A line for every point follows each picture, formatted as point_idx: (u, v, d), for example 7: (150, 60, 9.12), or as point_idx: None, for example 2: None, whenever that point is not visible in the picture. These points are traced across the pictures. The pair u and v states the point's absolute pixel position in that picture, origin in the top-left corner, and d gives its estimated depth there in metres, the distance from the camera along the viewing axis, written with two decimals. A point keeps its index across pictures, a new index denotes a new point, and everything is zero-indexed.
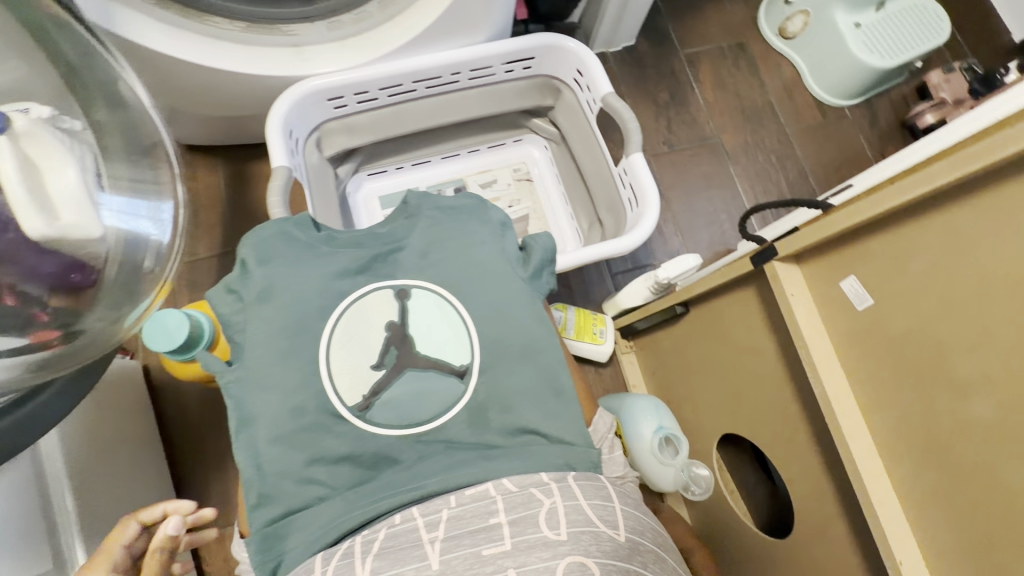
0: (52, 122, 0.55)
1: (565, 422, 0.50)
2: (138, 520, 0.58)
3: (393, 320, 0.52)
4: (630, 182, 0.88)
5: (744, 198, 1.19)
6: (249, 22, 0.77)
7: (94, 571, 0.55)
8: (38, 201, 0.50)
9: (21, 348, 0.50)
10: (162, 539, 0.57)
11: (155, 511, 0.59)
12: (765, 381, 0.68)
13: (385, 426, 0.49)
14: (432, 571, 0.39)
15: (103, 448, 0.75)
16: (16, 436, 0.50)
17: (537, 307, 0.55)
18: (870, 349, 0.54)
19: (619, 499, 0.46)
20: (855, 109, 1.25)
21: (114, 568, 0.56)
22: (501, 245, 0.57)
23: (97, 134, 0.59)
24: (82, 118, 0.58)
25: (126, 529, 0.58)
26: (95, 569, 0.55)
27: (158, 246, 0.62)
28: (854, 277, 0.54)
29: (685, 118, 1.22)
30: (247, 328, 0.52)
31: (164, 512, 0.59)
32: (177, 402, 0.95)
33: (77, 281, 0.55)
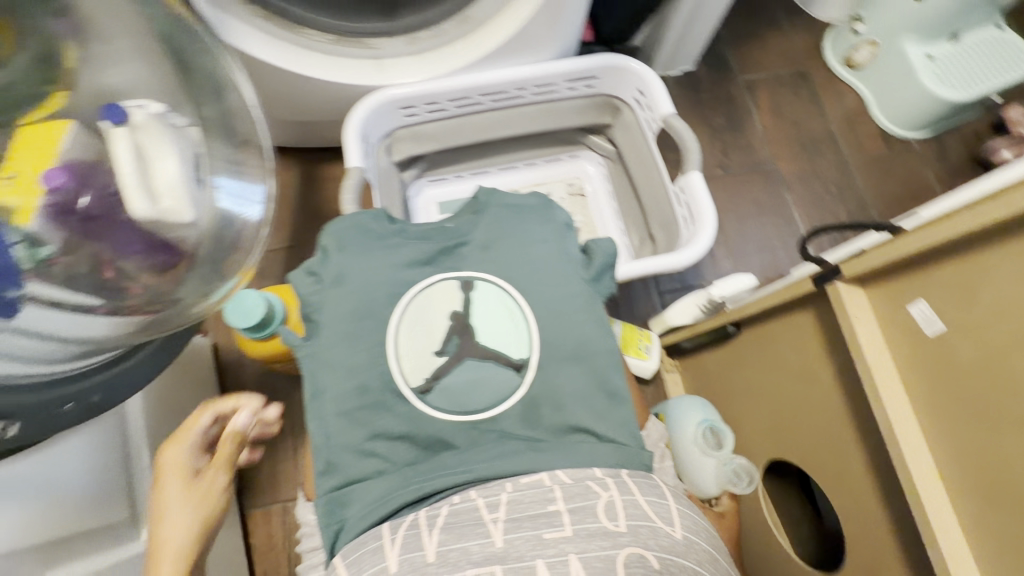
0: (163, 118, 0.63)
1: (617, 422, 0.52)
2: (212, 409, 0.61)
3: (457, 310, 0.56)
4: (686, 201, 0.89)
5: (800, 226, 1.17)
6: (337, 35, 0.83)
7: (173, 449, 0.58)
8: (143, 186, 0.58)
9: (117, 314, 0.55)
10: (235, 431, 0.61)
11: (227, 404, 0.62)
12: (819, 405, 0.67)
13: (442, 409, 0.51)
14: (496, 548, 0.40)
15: (173, 416, 0.81)
16: (113, 391, 0.54)
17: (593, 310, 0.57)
18: (938, 377, 0.52)
19: (674, 498, 0.46)
20: (923, 142, 1.22)
21: (191, 449, 0.59)
22: (563, 245, 0.59)
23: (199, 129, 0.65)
24: (188, 115, 0.65)
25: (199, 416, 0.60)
26: (175, 446, 0.58)
27: (248, 229, 0.65)
28: (924, 302, 0.53)
29: (741, 142, 1.22)
30: (321, 308, 0.56)
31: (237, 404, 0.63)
32: (238, 382, 1.01)
33: (166, 258, 0.59)
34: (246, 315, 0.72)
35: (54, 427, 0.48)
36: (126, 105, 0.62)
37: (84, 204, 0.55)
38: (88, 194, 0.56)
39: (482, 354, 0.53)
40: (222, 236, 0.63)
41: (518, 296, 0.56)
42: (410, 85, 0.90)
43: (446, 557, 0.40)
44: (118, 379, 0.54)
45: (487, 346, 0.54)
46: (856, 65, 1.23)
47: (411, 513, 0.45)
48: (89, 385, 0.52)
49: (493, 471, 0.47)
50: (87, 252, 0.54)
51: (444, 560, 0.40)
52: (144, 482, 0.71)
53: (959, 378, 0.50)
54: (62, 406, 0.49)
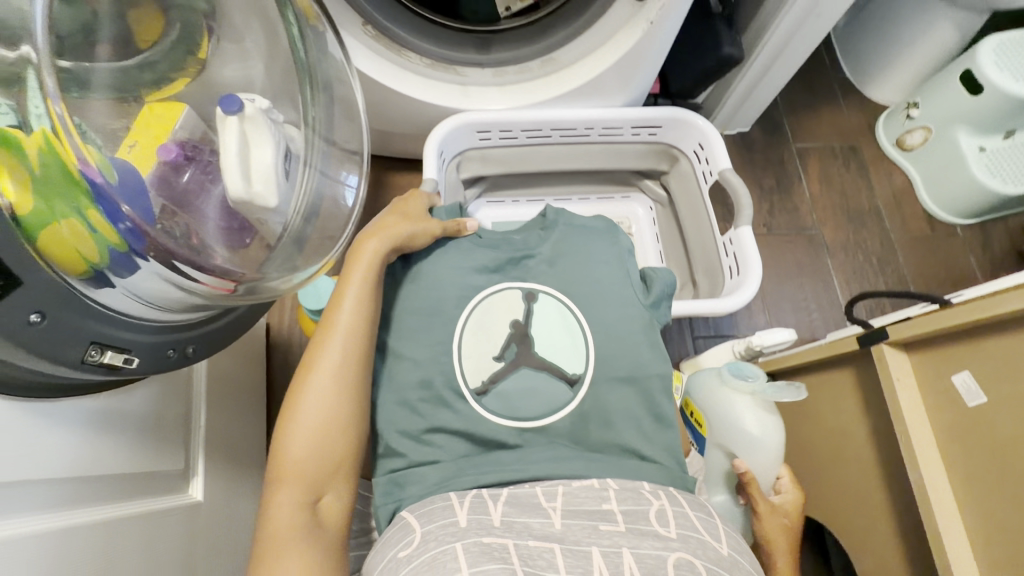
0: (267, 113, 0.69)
1: (663, 444, 0.55)
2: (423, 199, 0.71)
3: (518, 319, 0.62)
4: (734, 252, 0.93)
5: (838, 293, 1.20)
6: (433, 61, 0.91)
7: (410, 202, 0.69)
8: (241, 171, 0.64)
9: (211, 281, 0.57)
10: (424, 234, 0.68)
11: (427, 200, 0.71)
12: (851, 463, 0.68)
13: (496, 412, 0.56)
14: (555, 528, 0.45)
15: (228, 384, 0.86)
16: (202, 347, 0.59)
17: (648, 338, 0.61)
18: (975, 447, 0.55)
19: (722, 519, 0.49)
20: (968, 228, 1.25)
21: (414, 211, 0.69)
22: (628, 269, 0.64)
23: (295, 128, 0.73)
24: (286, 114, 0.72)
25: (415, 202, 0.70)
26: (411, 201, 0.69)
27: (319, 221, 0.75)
28: (968, 373, 0.55)
29: (787, 205, 1.26)
30: (399, 300, 0.62)
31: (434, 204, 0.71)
32: (282, 363, 1.06)
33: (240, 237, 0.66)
34: (316, 300, 0.79)
35: (156, 368, 0.53)
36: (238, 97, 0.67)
37: (185, 181, 0.62)
38: (191, 171, 0.63)
39: (538, 364, 0.60)
40: (304, 228, 0.73)
41: (576, 311, 0.62)
42: (490, 113, 0.97)
43: (512, 525, 0.44)
44: (211, 334, 0.60)
45: (542, 357, 0.60)
46: (908, 148, 1.27)
47: (474, 487, 0.50)
48: (191, 336, 0.57)
49: (545, 473, 0.51)
50: (181, 221, 0.59)
51: (509, 527, 0.44)
52: (199, 443, 0.75)
53: (994, 453, 0.53)
54: (168, 350, 0.54)
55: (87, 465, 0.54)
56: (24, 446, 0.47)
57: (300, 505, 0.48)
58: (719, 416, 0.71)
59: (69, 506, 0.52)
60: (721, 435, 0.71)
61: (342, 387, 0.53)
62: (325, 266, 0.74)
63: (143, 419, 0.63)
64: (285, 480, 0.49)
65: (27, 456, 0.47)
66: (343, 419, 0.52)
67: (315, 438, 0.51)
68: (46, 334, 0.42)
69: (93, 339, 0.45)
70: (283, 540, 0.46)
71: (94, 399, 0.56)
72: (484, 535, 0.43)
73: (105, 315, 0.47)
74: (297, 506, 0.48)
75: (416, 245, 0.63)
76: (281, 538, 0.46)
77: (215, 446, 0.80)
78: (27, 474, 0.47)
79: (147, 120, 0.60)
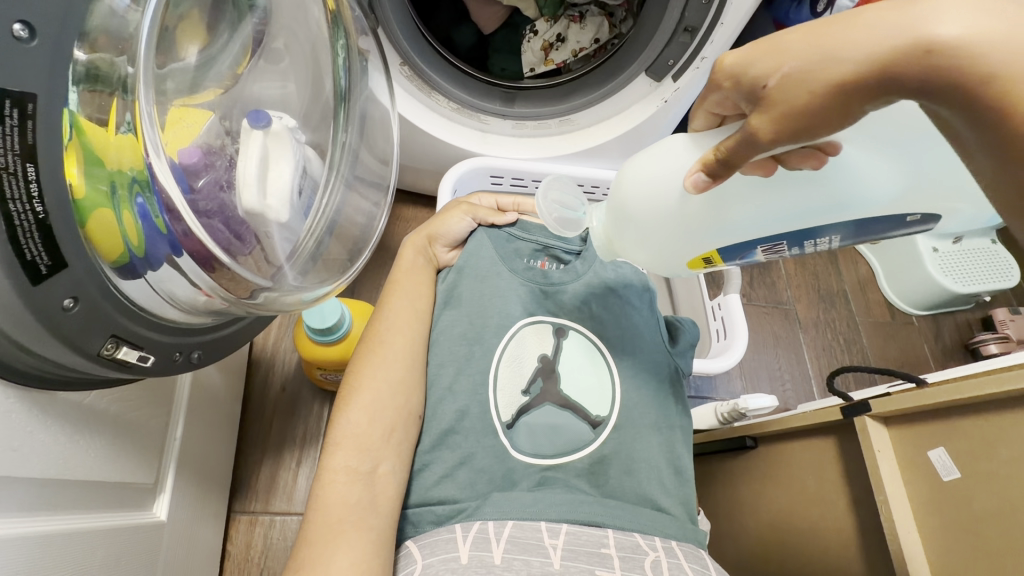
0: (292, 132, 0.68)
1: (665, 494, 0.59)
2: (509, 204, 0.75)
3: (547, 354, 0.64)
4: (722, 316, 0.96)
5: (808, 367, 1.28)
6: (459, 106, 0.95)
7: (490, 197, 0.76)
8: (258, 182, 0.61)
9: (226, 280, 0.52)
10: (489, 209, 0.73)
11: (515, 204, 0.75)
12: (827, 531, 0.72)
13: (523, 447, 0.59)
14: (554, 569, 0.48)
15: (208, 398, 0.81)
16: (211, 352, 0.57)
17: (660, 392, 0.65)
18: (949, 520, 0.59)
19: (714, 569, 0.54)
20: (923, 319, 1.37)
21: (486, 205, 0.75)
22: (654, 318, 0.69)
23: (317, 153, 0.72)
24: (308, 137, 0.72)
25: (494, 200, 0.75)
26: (490, 198, 0.76)
27: (323, 239, 0.72)
28: (943, 449, 0.60)
29: (765, 280, 1.33)
30: (435, 330, 0.66)
31: (510, 202, 0.75)
32: (261, 383, 1.00)
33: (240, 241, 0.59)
34: (320, 320, 0.79)
35: (159, 371, 0.51)
36: (266, 113, 0.66)
37: (201, 186, 0.56)
38: (206, 178, 0.57)
39: (564, 402, 0.62)
40: (316, 250, 0.72)
41: (608, 353, 0.66)
42: (509, 160, 0.99)
43: (512, 563, 0.48)
44: (216, 342, 0.58)
45: (566, 395, 0.62)
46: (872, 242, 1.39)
47: (481, 518, 0.53)
48: (198, 341, 0.55)
49: (561, 514, 0.53)
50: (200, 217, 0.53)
51: (509, 566, 0.47)
52: (172, 458, 0.70)
53: (975, 526, 0.57)
54: (176, 353, 0.52)
55: (69, 466, 0.50)
56: (17, 439, 0.44)
57: (352, 473, 0.53)
58: (636, 204, 0.53)
59: (35, 511, 0.47)
60: (712, 221, 0.52)
61: (388, 364, 0.60)
62: (335, 290, 0.73)
63: (128, 426, 0.60)
64: (338, 448, 0.54)
65: (17, 450, 0.44)
66: (391, 392, 0.58)
67: (366, 409, 0.56)
68: (75, 321, 0.40)
69: (114, 333, 0.44)
70: (335, 506, 0.51)
71: (94, 401, 0.53)
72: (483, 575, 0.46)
73: (129, 309, 0.46)
74: (348, 474, 0.53)
75: (450, 231, 0.71)
76: (332, 505, 0.51)
77: (188, 464, 0.76)
78: (11, 470, 0.43)
79: (177, 119, 0.55)
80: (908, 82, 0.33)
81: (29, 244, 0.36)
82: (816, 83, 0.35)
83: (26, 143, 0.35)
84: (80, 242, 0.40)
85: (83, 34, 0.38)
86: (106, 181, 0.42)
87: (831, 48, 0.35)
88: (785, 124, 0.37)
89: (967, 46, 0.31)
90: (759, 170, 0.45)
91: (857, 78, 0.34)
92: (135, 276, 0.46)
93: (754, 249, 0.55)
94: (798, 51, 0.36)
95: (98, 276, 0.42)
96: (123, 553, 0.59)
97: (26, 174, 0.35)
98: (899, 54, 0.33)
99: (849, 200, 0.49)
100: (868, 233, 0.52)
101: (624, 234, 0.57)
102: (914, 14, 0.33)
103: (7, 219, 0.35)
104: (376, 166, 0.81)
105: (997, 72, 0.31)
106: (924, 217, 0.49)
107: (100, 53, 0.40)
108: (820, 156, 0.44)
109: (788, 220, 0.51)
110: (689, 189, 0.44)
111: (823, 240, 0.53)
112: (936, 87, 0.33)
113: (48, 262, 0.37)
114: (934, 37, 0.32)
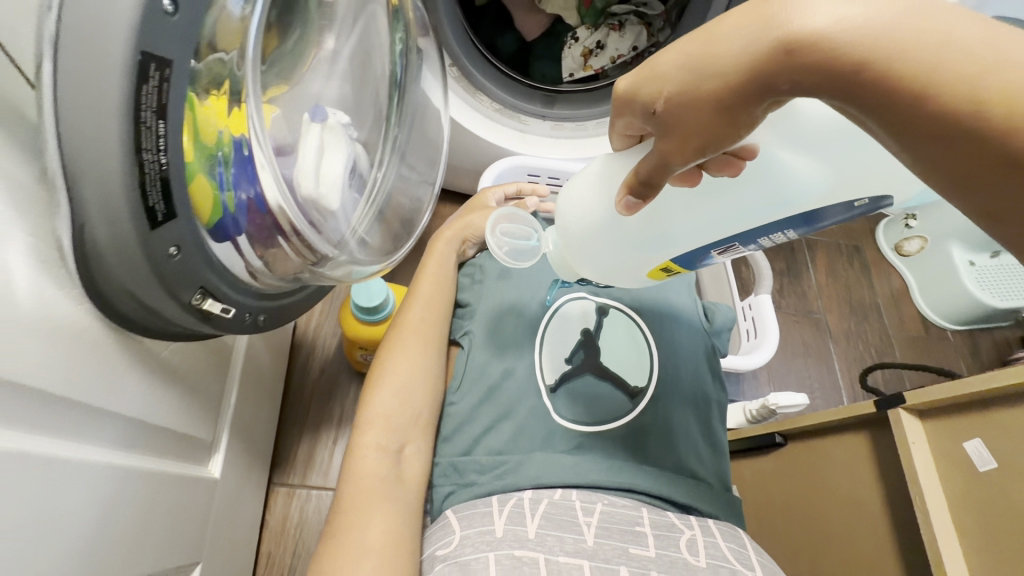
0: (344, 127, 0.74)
1: (701, 463, 0.62)
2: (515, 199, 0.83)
3: (588, 327, 0.67)
4: (752, 316, 0.98)
5: (839, 377, 1.27)
6: (502, 106, 1.00)
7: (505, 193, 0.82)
8: (323, 167, 0.67)
9: (272, 256, 0.61)
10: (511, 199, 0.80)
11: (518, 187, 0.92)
12: (860, 526, 0.72)
13: (563, 412, 0.61)
14: (588, 545, 0.50)
15: (256, 373, 0.86)
16: (271, 320, 0.62)
17: (693, 362, 0.67)
18: (980, 513, 0.59)
19: (754, 551, 0.55)
20: (958, 334, 1.35)
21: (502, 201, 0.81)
22: (691, 297, 0.73)
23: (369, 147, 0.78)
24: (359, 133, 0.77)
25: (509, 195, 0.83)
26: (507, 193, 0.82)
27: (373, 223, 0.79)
28: (979, 440, 0.60)
29: (796, 289, 1.34)
30: (484, 296, 0.71)
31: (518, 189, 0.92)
32: (305, 363, 1.05)
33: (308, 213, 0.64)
34: (365, 297, 0.83)
35: (231, 328, 0.56)
36: (325, 109, 0.71)
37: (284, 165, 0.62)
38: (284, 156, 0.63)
39: (602, 372, 0.64)
40: (369, 231, 0.78)
41: (644, 327, 0.68)
42: (546, 160, 1.01)
43: (545, 539, 0.50)
44: (280, 308, 0.63)
45: (607, 367, 0.64)
46: (905, 254, 1.38)
47: (523, 488, 0.56)
48: (264, 306, 0.60)
49: (600, 478, 0.57)
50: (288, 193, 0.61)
51: (543, 541, 0.49)
52: (226, 423, 0.75)
53: (1011, 516, 0.57)
54: (246, 314, 0.57)
55: (148, 412, 0.55)
56: (113, 377, 0.49)
57: (382, 450, 0.57)
58: (589, 224, 0.56)
59: (121, 448, 0.52)
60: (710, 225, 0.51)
61: (413, 353, 0.64)
62: (381, 270, 0.80)
63: (195, 384, 0.65)
64: (370, 427, 0.58)
65: (112, 387, 0.49)
66: (417, 378, 0.62)
67: (396, 391, 0.61)
68: (176, 265, 0.45)
69: (202, 285, 0.49)
70: (366, 481, 0.55)
71: (170, 355, 0.58)
72: (517, 547, 0.48)
73: (217, 266, 0.51)
74: (379, 451, 0.57)
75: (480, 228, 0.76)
76: (365, 479, 0.55)
77: (238, 431, 0.80)
78: (106, 403, 0.48)
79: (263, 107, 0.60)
80: (782, 83, 0.32)
81: (151, 192, 0.41)
82: (699, 103, 0.35)
83: (160, 102, 0.39)
84: (187, 198, 0.45)
85: (203, 39, 0.44)
86: (208, 154, 0.48)
87: (702, 63, 0.34)
88: (684, 145, 0.37)
89: (829, 38, 0.30)
90: (685, 182, 0.44)
91: (732, 88, 0.33)
92: (226, 239, 0.52)
93: (708, 254, 0.54)
94: (672, 71, 0.35)
95: (197, 232, 0.47)
96: (184, 502, 0.64)
97: (157, 129, 0.40)
98: (761, 57, 0.32)
99: (790, 192, 0.46)
100: (821, 222, 0.48)
101: (573, 254, 0.60)
102: (770, 15, 0.31)
103: (140, 168, 0.39)
104: (424, 158, 0.88)
105: (867, 57, 0.30)
106: (873, 200, 0.45)
107: (218, 44, 0.47)
108: (737, 163, 0.43)
109: (739, 219, 0.49)
110: (623, 211, 0.45)
111: (778, 235, 0.50)
112: (811, 82, 0.31)
113: (163, 210, 0.42)
114: (793, 33, 0.30)
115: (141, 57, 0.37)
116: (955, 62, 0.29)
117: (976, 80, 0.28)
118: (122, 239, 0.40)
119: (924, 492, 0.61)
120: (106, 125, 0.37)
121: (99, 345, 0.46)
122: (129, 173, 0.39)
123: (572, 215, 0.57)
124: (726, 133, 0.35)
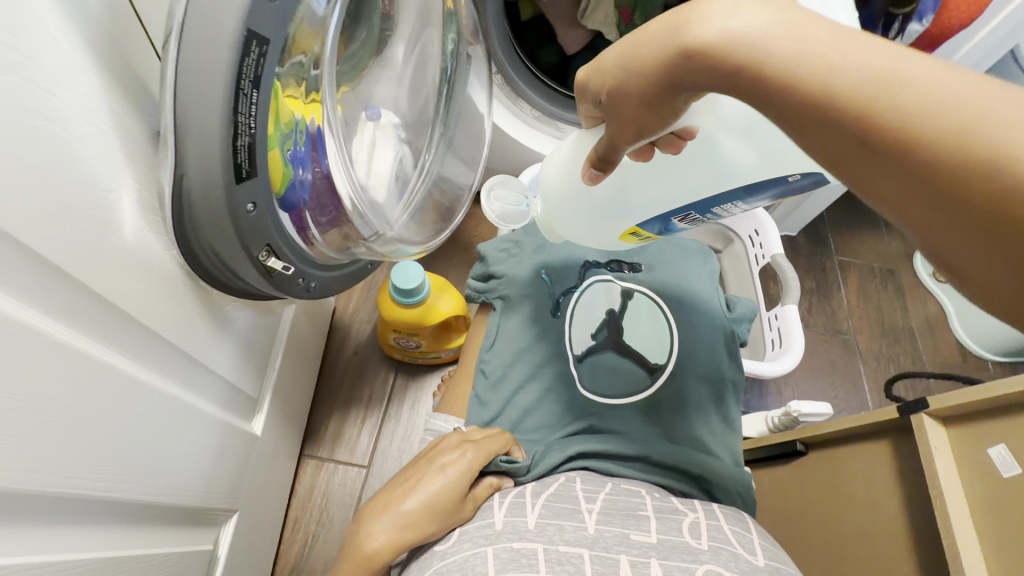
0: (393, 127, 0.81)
1: (715, 444, 0.65)
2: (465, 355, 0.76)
3: (613, 308, 0.71)
4: (778, 326, 0.99)
5: (867, 399, 1.24)
6: (540, 114, 1.04)
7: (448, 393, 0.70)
8: (371, 157, 0.76)
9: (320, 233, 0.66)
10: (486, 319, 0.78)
11: None
12: (879, 533, 0.71)
13: (586, 384, 0.67)
14: (588, 531, 0.50)
15: (298, 345, 0.93)
16: (319, 291, 0.68)
17: (710, 340, 0.70)
18: (1003, 520, 0.58)
19: (757, 536, 0.56)
20: (998, 364, 1.30)
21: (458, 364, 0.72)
22: (712, 283, 0.76)
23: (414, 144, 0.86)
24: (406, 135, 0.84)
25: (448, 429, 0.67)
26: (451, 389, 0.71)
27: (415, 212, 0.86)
28: (1004, 446, 0.60)
29: (825, 309, 1.33)
30: (520, 267, 0.75)
31: None
32: (341, 344, 1.11)
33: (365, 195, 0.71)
34: (403, 279, 0.89)
35: (285, 291, 0.61)
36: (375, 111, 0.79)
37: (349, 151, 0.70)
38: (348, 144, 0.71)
39: (622, 349, 0.68)
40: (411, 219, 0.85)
41: (665, 307, 0.71)
42: None
43: (545, 528, 0.50)
44: (327, 280, 0.69)
45: (626, 343, 0.68)
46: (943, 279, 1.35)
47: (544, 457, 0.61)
48: (316, 274, 0.66)
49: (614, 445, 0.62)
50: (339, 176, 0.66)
51: (542, 531, 0.49)
52: (269, 387, 0.81)
53: None
54: (300, 279, 0.62)
55: (210, 357, 0.62)
56: (187, 319, 0.55)
57: None
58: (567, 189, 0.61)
59: (185, 385, 0.58)
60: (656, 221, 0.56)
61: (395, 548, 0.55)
62: (419, 253, 0.86)
63: (248, 342, 0.71)
64: None
65: (185, 327, 0.55)
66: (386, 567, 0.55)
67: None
68: (252, 220, 0.51)
69: (268, 243, 0.54)
70: None
71: (232, 310, 0.64)
72: (516, 538, 0.48)
73: (283, 229, 0.56)
74: None
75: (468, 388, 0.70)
76: None
77: (278, 396, 0.86)
78: (180, 340, 0.55)
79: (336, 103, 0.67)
80: (686, 82, 0.36)
81: (240, 151, 0.47)
82: (627, 97, 0.40)
83: (256, 73, 0.46)
84: (265, 161, 0.51)
85: (292, 31, 0.50)
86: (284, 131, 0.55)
87: (625, 63, 0.39)
88: (625, 130, 0.43)
89: (715, 47, 0.33)
90: (641, 158, 0.48)
91: (650, 84, 0.38)
92: (291, 210, 0.59)
93: (670, 220, 0.58)
94: (609, 69, 0.41)
95: (270, 193, 0.53)
96: (229, 450, 0.70)
97: (252, 97, 0.46)
98: (669, 61, 0.36)
99: (723, 171, 0.50)
100: (760, 194, 0.50)
101: (554, 217, 0.65)
102: (679, 24, 0.35)
103: (234, 126, 0.46)
104: (467, 155, 0.95)
105: (744, 62, 0.33)
106: (806, 175, 0.47)
107: (304, 38, 0.54)
108: (679, 142, 0.47)
109: (687, 193, 0.53)
110: (588, 182, 0.51)
111: (727, 206, 0.54)
112: (706, 83, 0.35)
113: (246, 168, 0.48)
114: (689, 42, 0.34)
115: (246, 33, 0.44)
116: (812, 61, 0.31)
117: (824, 79, 0.30)
118: (211, 189, 0.46)
119: (945, 497, 0.61)
120: (212, 88, 0.43)
121: (179, 286, 0.53)
122: (225, 130, 0.45)
123: (552, 179, 0.62)
124: (652, 119, 0.41)
